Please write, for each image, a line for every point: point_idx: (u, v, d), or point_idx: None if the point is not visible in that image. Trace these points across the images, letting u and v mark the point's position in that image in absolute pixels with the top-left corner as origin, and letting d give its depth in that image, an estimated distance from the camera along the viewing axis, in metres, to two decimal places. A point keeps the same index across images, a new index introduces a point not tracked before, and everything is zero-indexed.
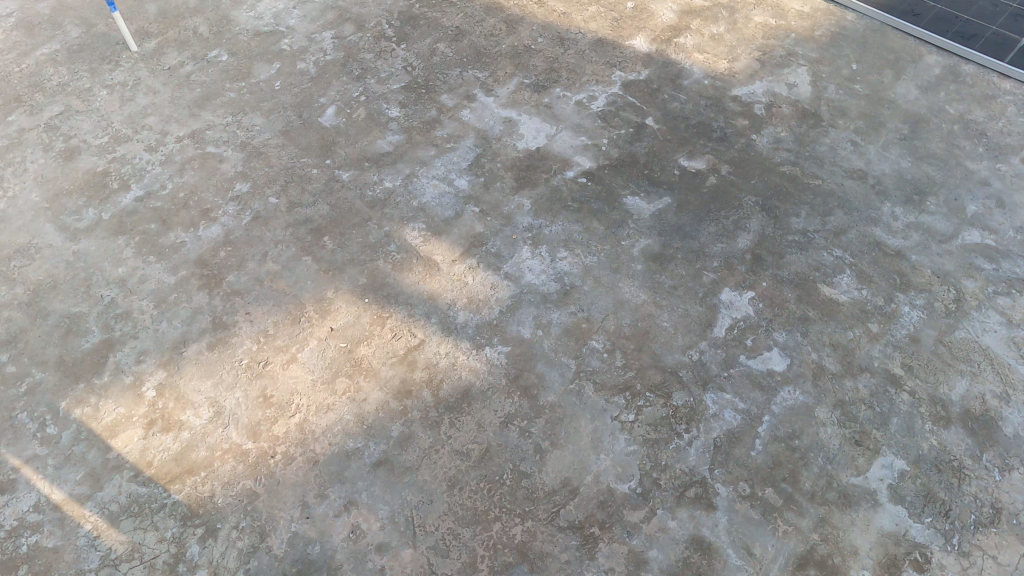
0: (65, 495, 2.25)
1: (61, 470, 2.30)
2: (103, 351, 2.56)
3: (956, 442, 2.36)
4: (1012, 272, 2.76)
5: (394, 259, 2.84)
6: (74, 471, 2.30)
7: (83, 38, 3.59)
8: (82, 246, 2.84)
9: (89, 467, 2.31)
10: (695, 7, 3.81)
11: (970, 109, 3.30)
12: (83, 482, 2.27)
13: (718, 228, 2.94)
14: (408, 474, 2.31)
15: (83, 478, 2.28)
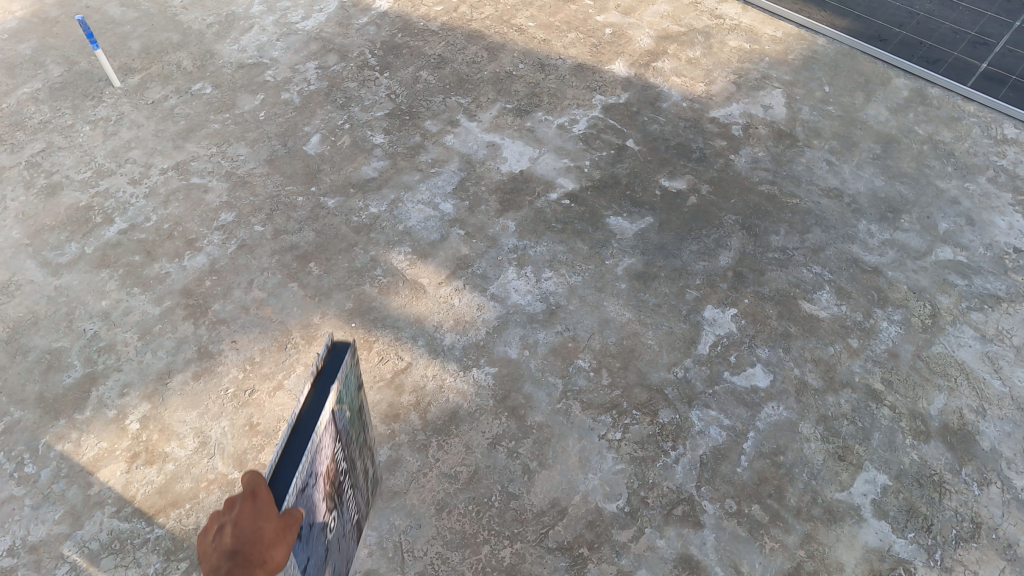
0: (43, 536, 2.22)
1: (39, 510, 2.27)
2: (85, 386, 2.55)
3: (936, 457, 2.39)
4: (984, 288, 2.83)
5: (381, 283, 2.86)
6: (53, 510, 2.27)
7: (65, 76, 3.61)
8: (65, 280, 2.84)
9: (69, 504, 2.29)
10: (671, 32, 3.91)
11: (938, 130, 3.40)
12: (62, 521, 2.25)
13: (700, 246, 2.99)
14: (396, 498, 2.31)
15: (62, 517, 2.25)
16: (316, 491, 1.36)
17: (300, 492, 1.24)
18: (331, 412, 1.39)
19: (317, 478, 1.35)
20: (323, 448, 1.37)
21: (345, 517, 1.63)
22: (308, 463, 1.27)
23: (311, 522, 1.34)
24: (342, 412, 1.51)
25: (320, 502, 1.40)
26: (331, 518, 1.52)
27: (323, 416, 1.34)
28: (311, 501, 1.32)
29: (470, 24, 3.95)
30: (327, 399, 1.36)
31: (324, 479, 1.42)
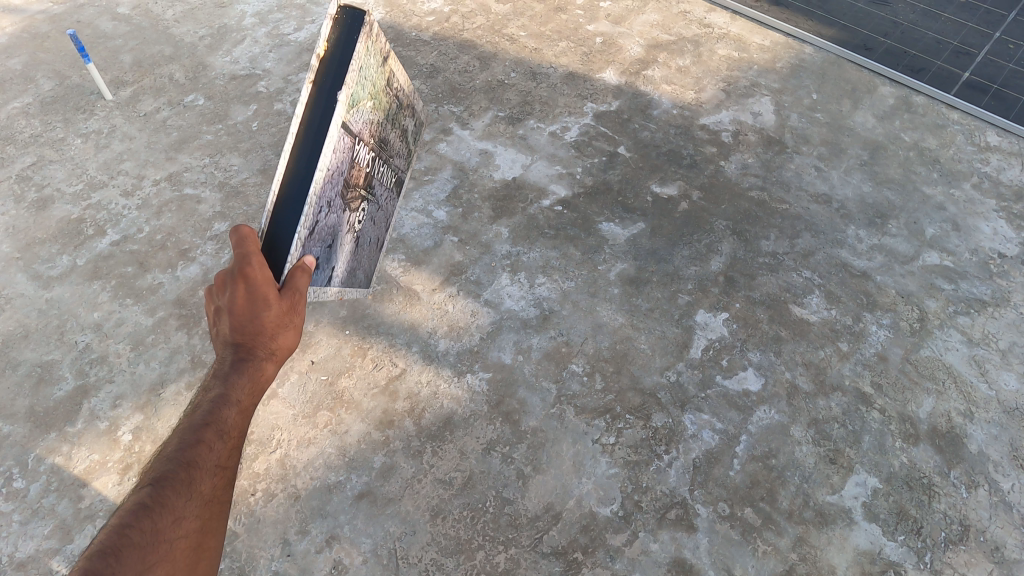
0: (32, 552, 2.20)
1: (28, 525, 2.26)
2: (76, 398, 2.54)
3: (925, 459, 2.42)
4: (970, 292, 2.87)
5: (375, 290, 2.88)
6: (43, 525, 2.26)
7: (56, 90, 3.61)
8: (56, 293, 2.84)
9: (60, 518, 2.28)
10: (661, 41, 3.96)
11: (923, 137, 3.45)
12: (52, 536, 2.24)
13: (691, 251, 3.02)
14: (391, 505, 2.31)
15: (52, 532, 2.24)
16: (334, 208, 1.38)
17: (319, 206, 1.29)
18: (348, 127, 1.32)
19: (338, 191, 1.38)
20: (340, 166, 1.34)
21: (378, 205, 1.73)
22: (326, 179, 1.28)
23: (331, 237, 1.42)
24: (366, 124, 1.43)
25: (343, 216, 1.46)
26: (361, 228, 1.64)
27: (336, 133, 1.26)
28: (334, 211, 1.38)
29: (462, 34, 3.98)
30: (337, 120, 1.24)
31: (348, 193, 1.45)
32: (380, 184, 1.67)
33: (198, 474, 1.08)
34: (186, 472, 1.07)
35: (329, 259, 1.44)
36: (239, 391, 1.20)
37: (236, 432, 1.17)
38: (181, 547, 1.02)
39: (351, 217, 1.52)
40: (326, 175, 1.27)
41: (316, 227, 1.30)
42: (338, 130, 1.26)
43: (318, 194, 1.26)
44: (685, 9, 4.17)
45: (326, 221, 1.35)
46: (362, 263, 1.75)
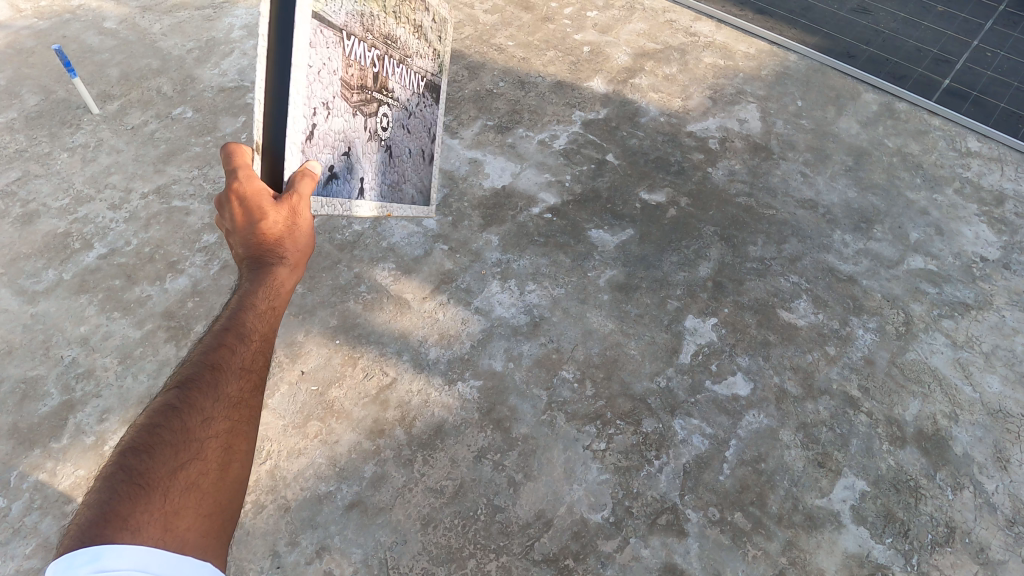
0: (12, 572, 2.17)
1: (10, 544, 2.23)
2: (62, 414, 2.53)
3: (912, 462, 2.44)
4: (954, 296, 2.91)
5: (365, 299, 2.88)
6: (25, 543, 2.23)
7: (42, 105, 3.60)
8: (42, 308, 2.83)
9: (43, 536, 2.25)
10: (648, 49, 4.00)
11: (906, 142, 3.50)
12: (34, 554, 2.21)
13: (680, 257, 3.04)
14: (382, 514, 2.31)
15: (34, 550, 2.21)
16: (339, 108, 1.36)
17: (312, 107, 1.26)
18: (330, 17, 1.23)
19: (341, 88, 1.34)
20: (333, 61, 1.28)
21: (411, 107, 1.69)
22: (314, 77, 1.24)
23: (346, 146, 1.44)
24: (363, 8, 1.31)
25: (356, 119, 1.44)
26: (392, 133, 1.63)
27: (311, 29, 1.19)
28: (338, 110, 1.36)
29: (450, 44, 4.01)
30: (305, 9, 1.15)
31: (354, 93, 1.40)
32: (404, 84, 1.61)
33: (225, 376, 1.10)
34: (211, 375, 1.09)
35: (350, 169, 1.48)
36: (256, 296, 1.23)
37: (258, 334, 1.18)
38: (214, 444, 1.02)
39: (370, 123, 1.51)
40: (316, 70, 1.24)
41: (316, 131, 1.30)
42: (314, 25, 1.19)
43: (306, 94, 1.23)
44: (671, 18, 4.22)
45: (327, 125, 1.34)
46: (408, 174, 1.77)
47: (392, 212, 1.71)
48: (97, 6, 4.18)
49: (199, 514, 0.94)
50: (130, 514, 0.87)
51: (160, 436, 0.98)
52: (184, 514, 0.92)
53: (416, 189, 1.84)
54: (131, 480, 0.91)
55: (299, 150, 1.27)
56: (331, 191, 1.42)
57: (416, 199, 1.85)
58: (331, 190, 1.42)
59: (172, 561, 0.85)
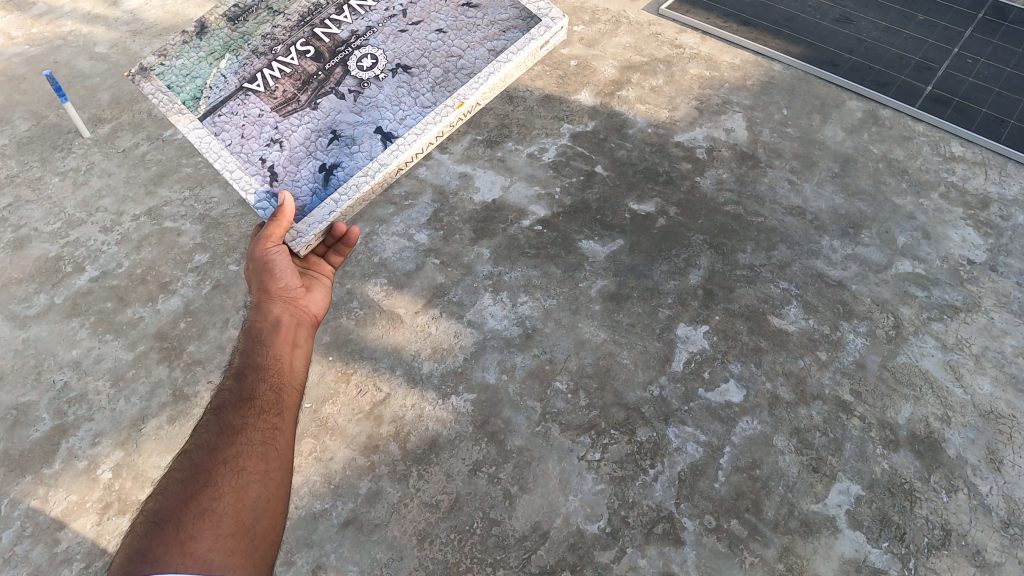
0: None
1: None
2: (54, 439, 2.51)
3: (905, 466, 2.45)
4: (942, 299, 2.93)
5: (358, 315, 2.89)
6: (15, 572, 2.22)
7: (33, 130, 3.62)
8: (33, 332, 2.82)
9: (34, 565, 2.24)
10: (634, 62, 4.05)
11: (891, 148, 3.54)
12: None
13: (670, 266, 3.06)
14: (377, 531, 2.30)
15: None
16: (290, 126, 1.78)
17: (256, 163, 1.73)
18: (214, 104, 1.79)
19: (277, 116, 1.78)
20: (252, 117, 1.78)
21: (393, 24, 1.92)
22: (240, 146, 1.75)
23: (329, 134, 1.78)
24: (243, 60, 1.84)
25: (319, 110, 1.81)
26: (394, 62, 1.88)
27: (207, 128, 1.76)
28: (290, 129, 1.77)
29: None
30: (192, 125, 1.76)
31: (298, 100, 1.80)
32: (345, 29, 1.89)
33: (226, 413, 1.29)
34: (213, 415, 1.28)
35: (350, 140, 1.78)
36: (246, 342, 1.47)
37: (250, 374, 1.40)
38: (223, 470, 1.17)
39: (341, 90, 1.83)
40: (239, 140, 1.76)
41: (279, 166, 1.73)
42: (207, 124, 1.77)
43: (242, 163, 1.73)
44: (657, 30, 4.28)
45: (286, 149, 1.75)
46: (455, 50, 1.91)
47: (463, 96, 1.84)
48: (87, 30, 4.20)
49: (216, 537, 1.07)
50: (150, 548, 1.01)
51: (172, 475, 1.15)
52: (202, 538, 1.06)
53: (498, 31, 1.93)
54: (150, 519, 1.06)
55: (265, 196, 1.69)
56: (343, 177, 1.73)
57: (511, 29, 1.93)
58: (350, 174, 1.74)
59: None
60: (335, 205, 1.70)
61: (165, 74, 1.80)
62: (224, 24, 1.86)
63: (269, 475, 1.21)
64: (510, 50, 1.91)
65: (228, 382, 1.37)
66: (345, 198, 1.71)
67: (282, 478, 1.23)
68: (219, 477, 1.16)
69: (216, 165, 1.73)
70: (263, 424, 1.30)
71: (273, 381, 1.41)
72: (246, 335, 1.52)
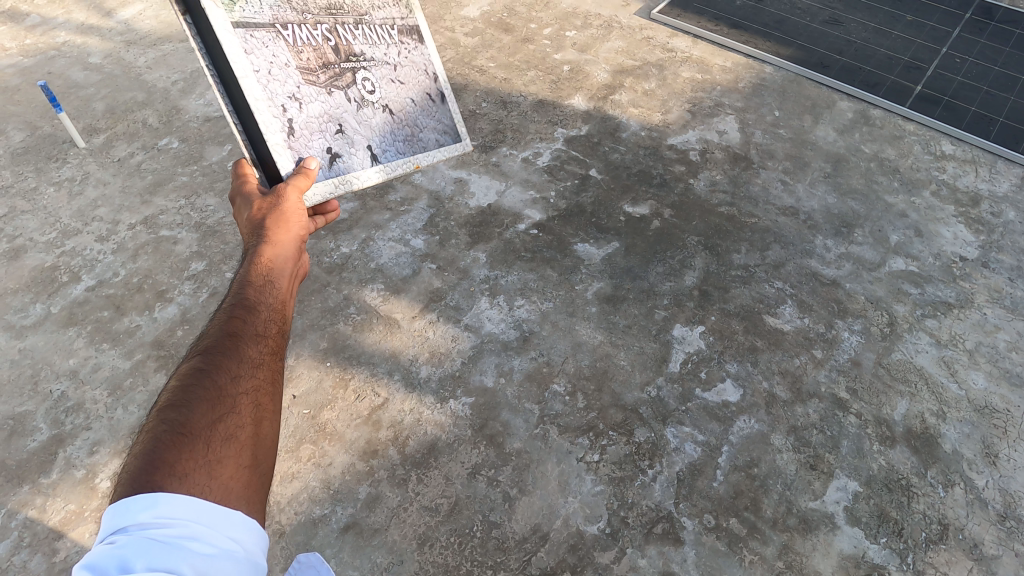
0: None
1: None
2: (52, 448, 2.51)
3: (902, 461, 2.46)
4: (936, 295, 2.95)
5: (355, 320, 2.90)
6: None
7: (28, 141, 3.62)
8: (29, 342, 2.82)
9: None
10: (627, 66, 4.08)
11: (882, 148, 3.57)
12: None
13: (665, 268, 3.08)
14: (377, 535, 2.30)
15: None
16: (310, 94, 1.76)
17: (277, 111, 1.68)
18: (250, 21, 1.60)
19: (301, 79, 1.75)
20: (279, 61, 1.69)
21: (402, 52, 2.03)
22: (266, 81, 1.66)
23: (337, 124, 1.85)
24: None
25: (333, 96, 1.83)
26: (384, 101, 1.98)
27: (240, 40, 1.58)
28: (310, 97, 1.76)
29: None
30: (224, 25, 1.54)
31: (318, 76, 1.79)
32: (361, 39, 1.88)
33: (242, 344, 1.26)
34: (230, 341, 1.24)
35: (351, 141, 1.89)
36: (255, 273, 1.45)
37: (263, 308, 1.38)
38: (243, 402, 1.16)
39: (350, 93, 1.87)
40: (267, 75, 1.66)
41: (298, 124, 1.73)
42: (240, 36, 1.57)
43: (265, 98, 1.66)
44: (649, 35, 4.32)
45: (305, 115, 1.75)
46: (418, 123, 2.11)
47: (419, 160, 2.11)
48: (81, 41, 4.22)
49: (238, 466, 1.05)
50: (177, 460, 0.98)
51: (192, 390, 1.11)
52: (226, 463, 1.03)
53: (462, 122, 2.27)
54: (176, 430, 1.02)
55: (294, 154, 1.73)
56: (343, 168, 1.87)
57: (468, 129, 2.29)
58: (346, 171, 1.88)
59: (210, 508, 0.95)
60: (333, 190, 1.84)
61: None
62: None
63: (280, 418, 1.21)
64: (441, 151, 2.20)
65: (240, 311, 1.33)
66: (343, 188, 1.88)
67: None
68: (241, 407, 1.14)
69: (240, 86, 1.61)
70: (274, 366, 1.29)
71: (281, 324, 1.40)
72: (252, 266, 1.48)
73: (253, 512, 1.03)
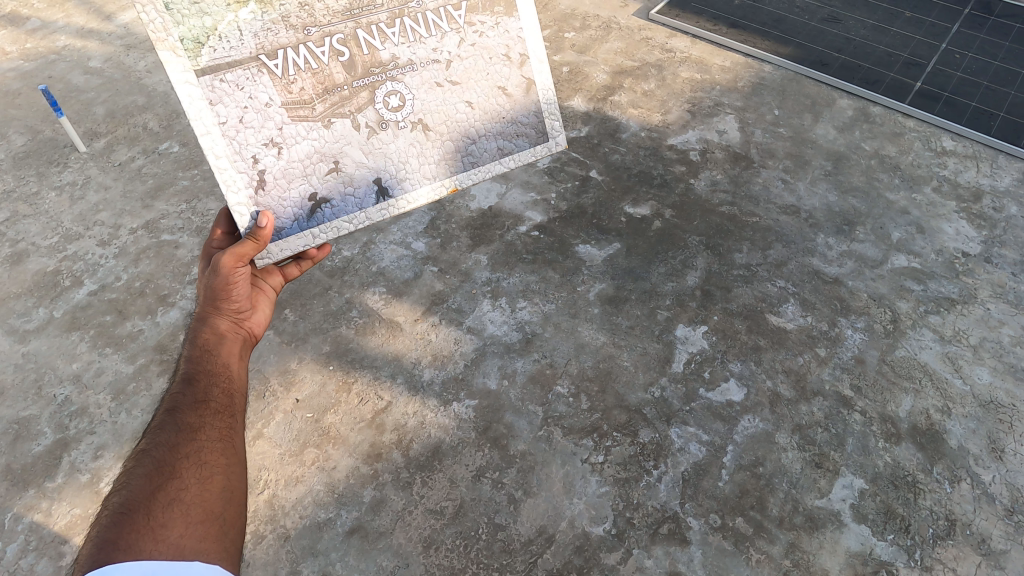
0: None
1: None
2: (57, 452, 2.50)
3: (908, 458, 2.46)
4: (939, 292, 2.95)
5: (357, 324, 2.89)
6: None
7: (29, 145, 3.62)
8: (33, 346, 2.81)
9: None
10: (626, 67, 4.09)
11: (883, 145, 3.58)
12: None
13: (668, 268, 3.08)
14: (383, 539, 2.29)
15: None
16: (295, 133, 1.67)
17: (248, 161, 1.62)
18: (221, 63, 1.54)
19: (286, 117, 1.65)
20: (258, 101, 1.60)
21: (432, 69, 1.79)
22: (235, 131, 1.60)
23: (331, 162, 1.73)
24: (282, 13, 1.58)
25: (331, 130, 1.71)
26: (417, 115, 1.81)
27: (205, 90, 1.54)
28: (295, 137, 1.67)
29: None
30: (185, 77, 1.51)
31: (313, 108, 1.67)
32: (399, 45, 1.73)
33: (182, 414, 1.36)
34: (169, 417, 1.35)
35: (347, 179, 1.76)
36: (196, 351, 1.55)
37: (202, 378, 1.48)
38: (185, 465, 1.25)
39: (359, 119, 1.73)
40: (237, 124, 1.60)
41: (272, 174, 1.66)
42: (204, 85, 1.54)
43: (232, 152, 1.60)
44: (647, 35, 4.33)
45: (283, 159, 1.66)
46: (471, 133, 1.89)
47: (456, 182, 1.90)
48: (81, 45, 4.22)
49: (187, 523, 1.15)
50: (121, 536, 1.06)
51: (133, 471, 1.20)
52: (172, 525, 1.13)
53: (514, 133, 1.95)
54: (120, 510, 1.11)
55: (254, 208, 1.66)
56: (328, 215, 1.76)
57: (522, 137, 1.96)
58: (334, 214, 1.76)
59: (163, 567, 1.04)
60: (311, 240, 1.75)
61: None
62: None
63: (230, 467, 1.31)
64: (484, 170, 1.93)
65: (180, 385, 1.44)
66: (322, 237, 1.77)
67: (241, 471, 1.34)
68: (184, 469, 1.24)
69: (203, 142, 1.57)
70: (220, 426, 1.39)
71: (225, 387, 1.50)
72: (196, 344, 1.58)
73: (213, 557, 1.12)
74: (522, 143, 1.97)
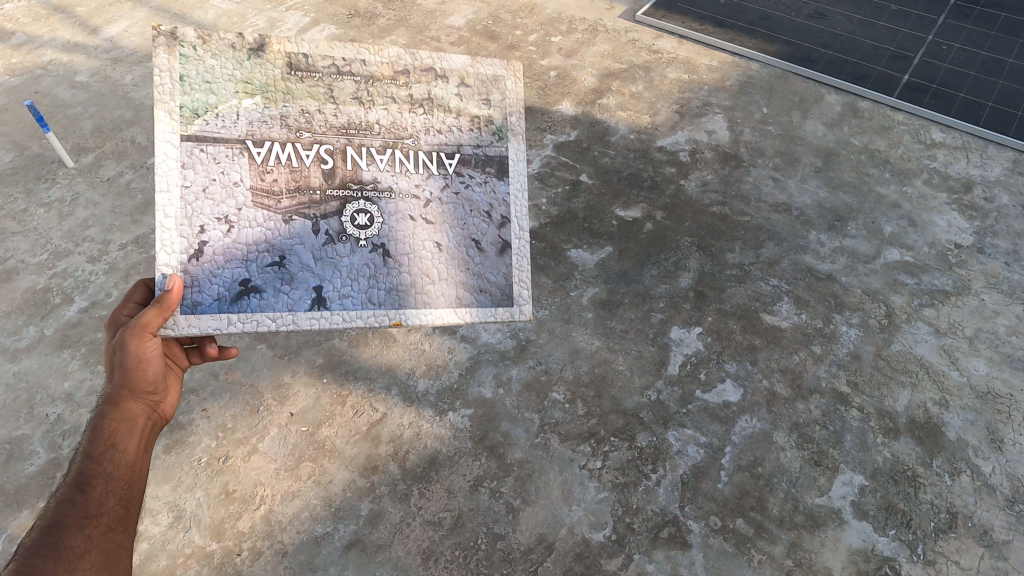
0: None
1: None
2: (50, 472, 2.48)
3: (907, 452, 2.45)
4: (933, 285, 2.95)
5: (349, 335, 2.87)
6: None
7: (17, 161, 3.59)
8: (24, 365, 2.78)
9: None
10: (613, 70, 4.09)
11: (872, 140, 3.58)
12: None
13: (660, 270, 3.06)
14: (381, 552, 2.26)
15: None
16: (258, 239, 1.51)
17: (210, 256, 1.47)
18: (209, 136, 1.49)
19: (249, 200, 1.50)
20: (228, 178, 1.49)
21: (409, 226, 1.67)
22: (194, 198, 1.47)
23: (277, 255, 1.52)
24: (283, 113, 1.54)
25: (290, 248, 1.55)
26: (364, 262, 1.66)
27: (183, 153, 1.46)
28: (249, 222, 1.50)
29: None
30: (167, 137, 1.45)
31: (279, 200, 1.52)
32: (383, 171, 1.60)
33: (67, 530, 1.16)
34: (53, 533, 1.14)
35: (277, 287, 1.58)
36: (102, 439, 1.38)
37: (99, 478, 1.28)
38: None
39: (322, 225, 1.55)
40: (200, 192, 1.47)
41: (213, 248, 1.48)
42: (184, 150, 1.47)
43: (182, 215, 1.45)
44: (634, 37, 4.33)
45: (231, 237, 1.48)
46: (429, 273, 1.62)
47: None
48: (67, 59, 4.19)
49: None
50: None
51: None
52: None
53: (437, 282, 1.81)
54: None
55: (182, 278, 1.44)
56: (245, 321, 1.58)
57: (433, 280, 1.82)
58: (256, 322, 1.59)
59: None
60: (226, 325, 1.47)
61: (192, 61, 1.48)
62: (281, 68, 1.55)
63: None
64: None
65: (70, 491, 1.22)
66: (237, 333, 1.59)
67: None
68: None
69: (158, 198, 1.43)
70: (106, 543, 1.21)
71: (123, 492, 1.31)
72: (94, 434, 1.37)
73: None
74: (484, 298, 1.65)
